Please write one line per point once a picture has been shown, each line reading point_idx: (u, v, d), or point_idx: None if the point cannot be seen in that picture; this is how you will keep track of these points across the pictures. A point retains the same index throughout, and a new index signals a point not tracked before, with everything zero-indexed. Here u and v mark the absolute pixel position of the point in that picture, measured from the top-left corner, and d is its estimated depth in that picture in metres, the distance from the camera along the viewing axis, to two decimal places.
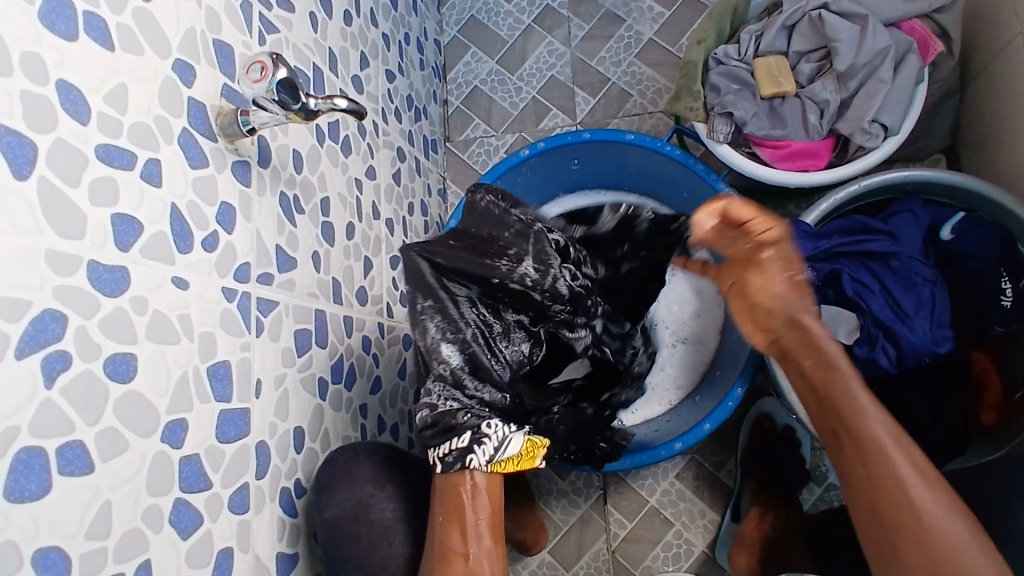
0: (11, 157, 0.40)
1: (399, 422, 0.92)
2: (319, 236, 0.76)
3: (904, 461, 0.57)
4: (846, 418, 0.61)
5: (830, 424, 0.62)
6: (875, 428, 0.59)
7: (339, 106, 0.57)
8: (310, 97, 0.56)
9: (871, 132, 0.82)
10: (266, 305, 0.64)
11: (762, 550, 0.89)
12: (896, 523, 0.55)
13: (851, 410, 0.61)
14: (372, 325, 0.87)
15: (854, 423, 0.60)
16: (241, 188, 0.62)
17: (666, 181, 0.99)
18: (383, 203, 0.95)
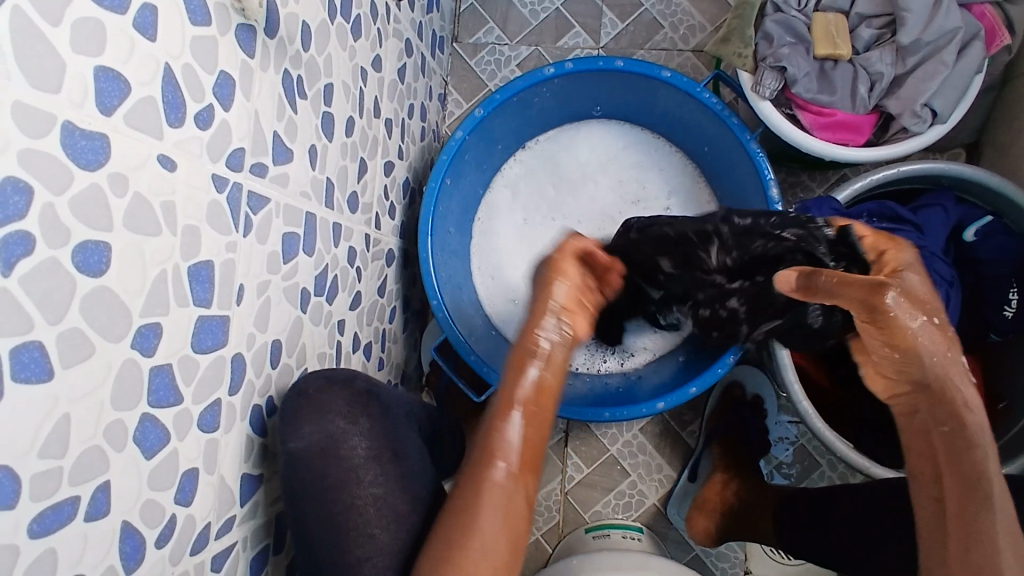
0: None
1: (372, 341, 0.86)
2: (318, 128, 0.66)
3: (1012, 557, 0.54)
4: (965, 502, 0.57)
5: (937, 495, 0.60)
6: (995, 515, 0.56)
7: None
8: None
9: (921, 116, 0.78)
10: (258, 201, 0.56)
11: (721, 516, 0.92)
12: None
13: (980, 493, 0.57)
14: (359, 235, 0.79)
15: (969, 504, 0.57)
16: (244, 59, 0.52)
17: (690, 129, 0.94)
18: (385, 100, 0.85)
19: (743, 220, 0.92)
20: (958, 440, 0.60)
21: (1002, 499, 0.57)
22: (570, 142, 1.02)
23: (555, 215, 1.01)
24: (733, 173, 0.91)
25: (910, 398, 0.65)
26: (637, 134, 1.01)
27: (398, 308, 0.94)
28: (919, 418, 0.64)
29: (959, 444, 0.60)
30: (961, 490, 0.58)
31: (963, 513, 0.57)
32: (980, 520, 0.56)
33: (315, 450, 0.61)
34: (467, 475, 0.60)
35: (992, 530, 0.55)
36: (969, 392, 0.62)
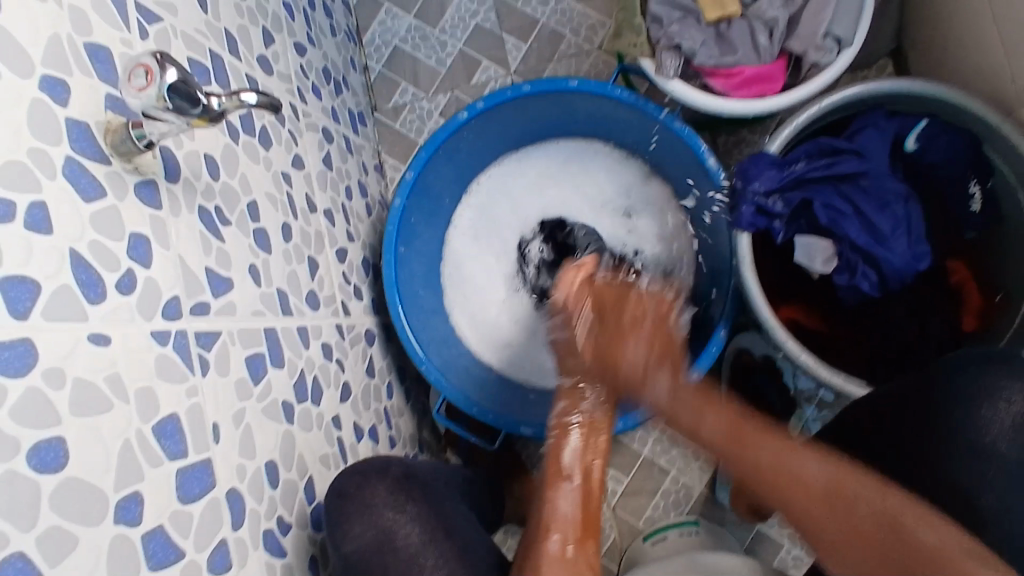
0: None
1: (376, 423, 0.87)
2: (253, 246, 0.68)
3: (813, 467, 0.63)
4: (778, 474, 0.64)
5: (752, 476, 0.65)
6: (814, 474, 0.63)
7: (247, 101, 0.48)
8: (213, 95, 0.47)
9: (825, 47, 0.79)
10: (208, 337, 0.57)
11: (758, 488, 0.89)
12: (896, 528, 0.59)
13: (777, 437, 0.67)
14: (329, 329, 0.80)
15: (749, 438, 0.66)
16: (152, 213, 0.54)
17: (617, 126, 0.94)
18: (317, 193, 0.86)
19: (694, 193, 0.91)
20: (770, 467, 0.64)
21: (807, 461, 0.64)
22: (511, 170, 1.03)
23: (520, 238, 1.01)
24: (668, 153, 0.91)
25: (715, 430, 0.67)
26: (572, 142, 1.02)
27: (394, 381, 0.95)
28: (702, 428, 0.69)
29: (742, 433, 0.66)
30: (732, 427, 0.68)
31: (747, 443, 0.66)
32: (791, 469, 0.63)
33: (369, 547, 0.66)
34: (529, 549, 0.74)
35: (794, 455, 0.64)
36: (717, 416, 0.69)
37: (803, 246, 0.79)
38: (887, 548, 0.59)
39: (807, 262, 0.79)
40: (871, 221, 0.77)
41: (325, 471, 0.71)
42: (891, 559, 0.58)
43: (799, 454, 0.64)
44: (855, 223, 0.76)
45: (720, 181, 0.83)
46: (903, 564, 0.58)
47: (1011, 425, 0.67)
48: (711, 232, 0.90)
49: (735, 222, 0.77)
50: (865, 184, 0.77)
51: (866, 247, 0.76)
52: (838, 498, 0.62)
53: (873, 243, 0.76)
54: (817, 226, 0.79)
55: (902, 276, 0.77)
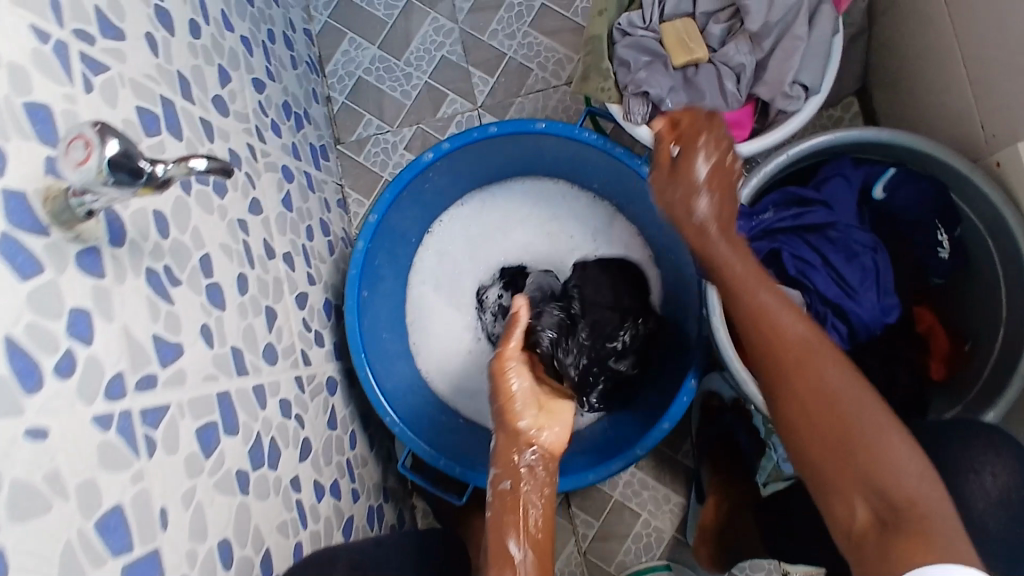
0: None
1: (338, 477, 0.83)
2: (206, 304, 0.64)
3: (836, 376, 0.61)
4: (857, 424, 0.58)
5: (819, 470, 0.60)
6: (858, 406, 0.59)
7: (196, 168, 0.46)
8: (158, 163, 0.44)
9: (792, 94, 0.78)
10: (154, 414, 0.53)
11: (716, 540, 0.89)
12: (872, 466, 0.57)
13: (849, 419, 0.59)
14: (289, 382, 0.76)
15: (838, 405, 0.60)
16: (94, 283, 0.50)
17: (583, 167, 0.93)
18: (276, 237, 0.82)
19: (663, 237, 0.90)
20: (817, 386, 0.61)
21: (866, 399, 0.60)
22: (475, 208, 1.01)
23: (479, 285, 0.99)
24: (635, 196, 0.90)
25: (798, 332, 0.64)
26: (539, 180, 1.00)
27: (358, 429, 0.92)
28: (786, 385, 0.63)
29: (806, 360, 0.63)
30: (823, 412, 0.60)
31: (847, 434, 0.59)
32: (834, 392, 0.60)
33: None
34: None
35: (876, 430, 0.58)
36: (769, 299, 0.67)
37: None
38: (842, 453, 0.59)
39: None
40: (840, 273, 0.77)
41: (283, 540, 0.67)
42: (851, 464, 0.58)
43: (852, 420, 0.59)
44: (823, 275, 0.76)
45: None
46: (852, 451, 0.58)
47: (992, 500, 0.66)
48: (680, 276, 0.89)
49: (705, 271, 0.75)
50: (833, 235, 0.78)
51: (835, 300, 0.76)
52: (838, 425, 0.59)
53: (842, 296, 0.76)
54: (787, 276, 0.79)
55: (872, 328, 0.77)
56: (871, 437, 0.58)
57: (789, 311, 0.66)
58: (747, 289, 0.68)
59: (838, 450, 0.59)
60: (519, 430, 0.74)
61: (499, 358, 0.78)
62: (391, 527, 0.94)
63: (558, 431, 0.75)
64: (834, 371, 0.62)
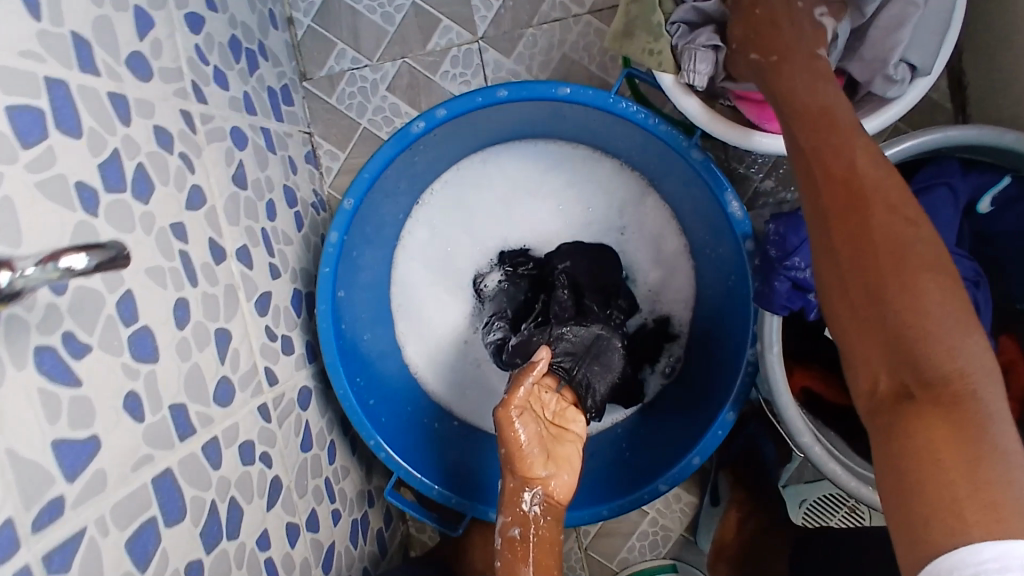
0: None
1: (316, 506, 0.73)
2: (133, 361, 0.49)
3: (932, 294, 0.44)
4: (911, 307, 0.44)
5: (841, 320, 0.48)
6: (933, 315, 0.43)
7: (80, 264, 0.30)
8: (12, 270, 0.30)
9: (895, 76, 0.62)
10: (65, 552, 0.40)
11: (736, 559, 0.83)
12: (951, 376, 0.41)
13: (902, 274, 0.45)
14: (252, 416, 0.64)
15: (889, 259, 0.46)
16: None
17: (611, 135, 0.75)
18: (228, 230, 0.66)
19: (708, 232, 0.74)
20: (871, 233, 0.47)
21: (949, 316, 0.43)
22: (474, 173, 0.84)
23: (477, 273, 0.85)
24: (678, 179, 0.74)
25: (870, 172, 0.49)
26: (553, 142, 0.82)
27: (336, 437, 0.81)
28: (832, 237, 0.49)
29: (880, 237, 0.46)
30: (868, 262, 0.46)
31: (883, 297, 0.45)
32: (904, 297, 0.44)
33: None
34: None
35: (928, 309, 0.43)
36: (857, 143, 0.51)
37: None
38: (868, 300, 0.46)
39: None
40: None
41: None
42: (881, 320, 0.45)
43: (914, 304, 0.44)
44: None
45: (743, 233, 0.67)
46: (887, 312, 0.45)
47: None
48: (720, 279, 0.75)
49: (765, 302, 0.62)
50: None
51: None
52: (896, 326, 0.44)
53: None
54: None
55: None
56: (906, 292, 0.44)
57: (869, 152, 0.51)
58: (822, 127, 0.52)
59: (874, 313, 0.45)
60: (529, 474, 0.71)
61: (504, 405, 0.70)
62: (376, 533, 0.87)
63: (567, 480, 0.72)
64: (933, 292, 0.44)
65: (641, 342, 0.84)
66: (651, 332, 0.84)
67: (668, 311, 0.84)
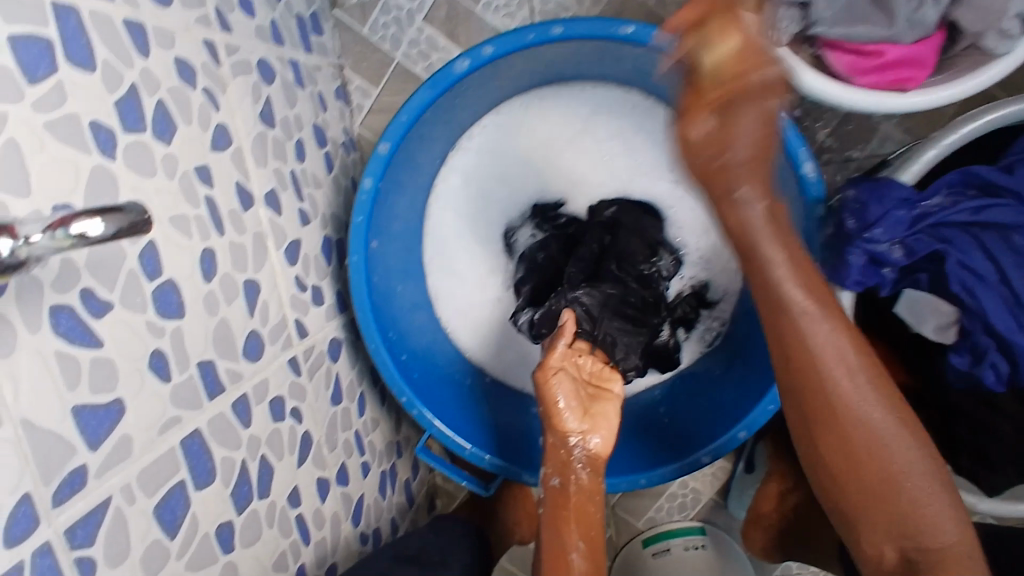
0: None
1: (346, 460, 0.71)
2: (156, 318, 0.46)
3: (902, 449, 0.50)
4: (874, 451, 0.50)
5: (826, 467, 0.53)
6: (894, 459, 0.50)
7: (94, 232, 0.27)
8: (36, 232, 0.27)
9: (1008, 31, 0.60)
10: (88, 525, 0.38)
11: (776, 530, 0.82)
12: (890, 483, 0.50)
13: (868, 460, 0.51)
14: (282, 371, 0.61)
15: (838, 418, 0.51)
16: None
17: (670, 80, 0.69)
18: (256, 174, 0.61)
19: (770, 193, 0.69)
20: (842, 434, 0.51)
21: (900, 441, 0.51)
22: (517, 118, 0.78)
23: (507, 228, 0.81)
24: None
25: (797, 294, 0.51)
26: (604, 87, 0.77)
27: (366, 389, 0.79)
28: (806, 411, 0.53)
29: (846, 406, 0.51)
30: (849, 456, 0.51)
31: (862, 472, 0.51)
32: (864, 454, 0.51)
33: None
34: None
35: (902, 471, 0.50)
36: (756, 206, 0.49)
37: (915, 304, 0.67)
38: (845, 485, 0.52)
39: (918, 320, 0.67)
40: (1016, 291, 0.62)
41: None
42: (879, 504, 0.51)
43: (894, 473, 0.50)
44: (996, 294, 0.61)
45: (815, 198, 0.61)
46: (861, 518, 0.52)
47: None
48: None
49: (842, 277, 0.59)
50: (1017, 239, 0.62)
51: (1005, 333, 0.61)
52: (858, 465, 0.51)
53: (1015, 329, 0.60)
54: None
55: None
56: (834, 414, 0.51)
57: (778, 216, 0.51)
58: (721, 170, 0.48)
59: (869, 496, 0.51)
60: (563, 432, 0.67)
61: (542, 369, 0.69)
62: (404, 484, 0.86)
63: (605, 436, 0.68)
64: (883, 420, 0.51)
65: (679, 306, 0.80)
66: (688, 297, 0.80)
67: (708, 276, 0.80)
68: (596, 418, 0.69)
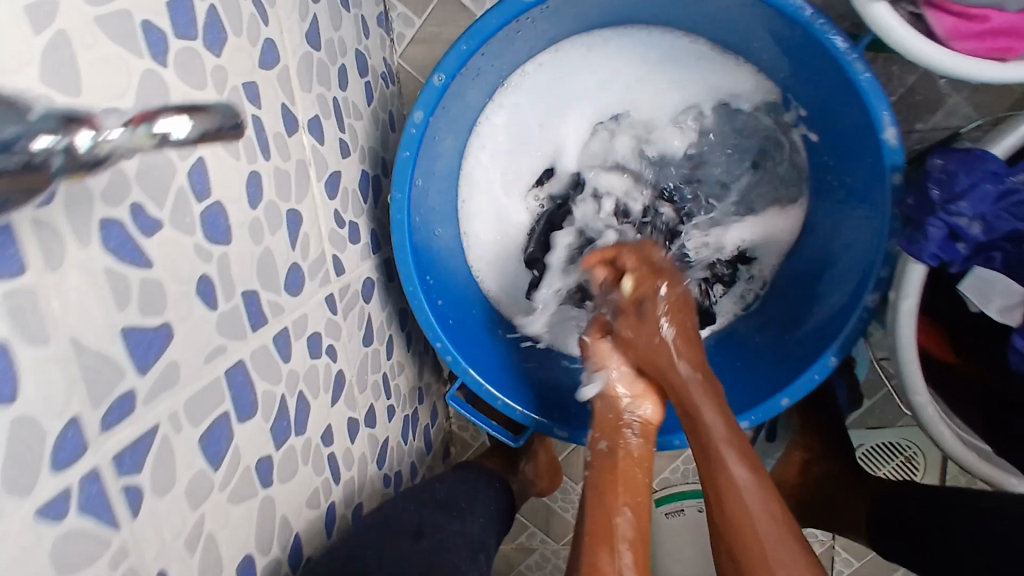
0: None
1: (374, 402, 0.70)
2: (203, 243, 0.43)
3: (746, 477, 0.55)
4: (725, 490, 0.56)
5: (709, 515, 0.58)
6: (740, 479, 0.56)
7: (175, 128, 0.24)
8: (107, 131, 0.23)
9: None
10: (135, 452, 0.36)
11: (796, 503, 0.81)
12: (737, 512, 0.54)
13: (735, 495, 0.55)
14: (319, 310, 0.59)
15: (711, 462, 0.58)
16: (7, 290, 0.29)
17: (740, 27, 0.65)
18: (298, 100, 0.57)
19: (846, 158, 0.66)
20: (706, 484, 0.58)
21: (745, 478, 0.56)
22: (573, 61, 0.74)
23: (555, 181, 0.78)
24: (821, 91, 0.64)
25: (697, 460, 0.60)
26: (664, 35, 0.72)
27: (395, 332, 0.77)
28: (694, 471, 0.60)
29: (701, 450, 0.59)
30: (719, 496, 0.56)
31: (720, 501, 0.56)
32: (729, 485, 0.56)
33: None
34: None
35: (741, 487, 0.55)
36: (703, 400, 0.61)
37: (981, 281, 0.57)
38: (717, 525, 0.56)
39: (985, 299, 0.58)
40: None
41: (314, 515, 0.55)
42: (728, 535, 0.54)
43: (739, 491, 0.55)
44: None
45: (890, 164, 0.59)
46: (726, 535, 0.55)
47: None
48: (848, 207, 0.67)
49: (913, 249, 0.54)
50: None
51: None
52: (721, 503, 0.56)
53: None
54: None
55: None
56: (718, 453, 0.58)
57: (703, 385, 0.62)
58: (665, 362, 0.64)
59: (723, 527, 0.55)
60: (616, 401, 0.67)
61: (591, 342, 0.70)
62: (424, 430, 0.85)
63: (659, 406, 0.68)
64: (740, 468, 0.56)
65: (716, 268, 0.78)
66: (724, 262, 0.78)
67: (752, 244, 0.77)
68: (649, 389, 0.68)
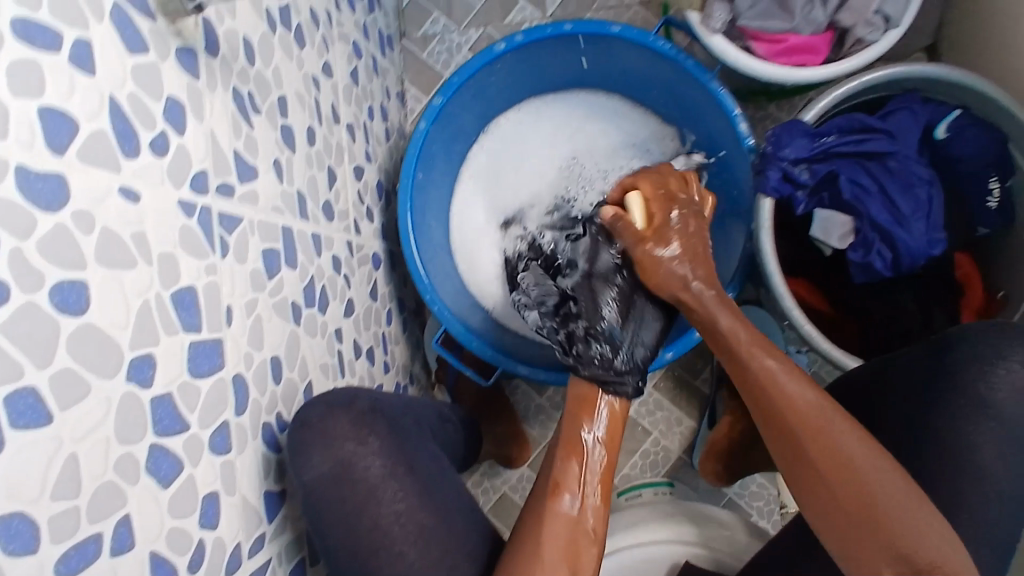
0: (50, 129, 0.38)
1: (373, 345, 0.87)
2: (279, 141, 0.66)
3: (807, 395, 0.71)
4: (790, 411, 0.71)
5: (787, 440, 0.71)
6: (809, 396, 0.71)
7: None
8: None
9: (873, 23, 0.90)
10: (230, 221, 0.56)
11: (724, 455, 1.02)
12: (810, 426, 0.70)
13: (815, 427, 0.69)
14: (341, 244, 0.80)
15: (776, 400, 0.72)
16: (190, 81, 0.51)
17: (642, 82, 0.95)
18: (343, 106, 0.84)
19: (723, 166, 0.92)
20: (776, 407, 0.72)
21: (798, 391, 0.72)
22: (528, 117, 1.04)
23: (518, 198, 1.03)
24: (699, 116, 0.92)
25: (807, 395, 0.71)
26: (593, 96, 1.03)
27: (393, 309, 0.96)
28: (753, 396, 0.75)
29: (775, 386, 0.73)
30: (792, 429, 0.71)
31: (802, 423, 0.70)
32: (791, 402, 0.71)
33: (328, 477, 0.59)
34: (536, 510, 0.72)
35: (820, 425, 0.69)
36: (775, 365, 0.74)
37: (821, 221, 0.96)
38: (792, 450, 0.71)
39: (826, 233, 0.96)
40: (892, 201, 0.94)
41: (324, 379, 0.71)
42: (818, 468, 0.69)
43: (785, 401, 0.71)
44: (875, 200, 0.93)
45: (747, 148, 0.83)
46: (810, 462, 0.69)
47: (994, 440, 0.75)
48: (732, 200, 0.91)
49: (761, 184, 0.90)
50: (891, 164, 0.95)
51: (884, 226, 0.93)
52: (805, 425, 0.70)
53: (892, 223, 0.92)
54: (838, 202, 0.95)
55: (915, 257, 0.93)
56: (776, 386, 0.72)
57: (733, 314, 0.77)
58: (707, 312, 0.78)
59: (807, 461, 0.70)
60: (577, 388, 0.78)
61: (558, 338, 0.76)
62: None
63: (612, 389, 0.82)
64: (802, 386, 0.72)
65: None
66: None
67: None
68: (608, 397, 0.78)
